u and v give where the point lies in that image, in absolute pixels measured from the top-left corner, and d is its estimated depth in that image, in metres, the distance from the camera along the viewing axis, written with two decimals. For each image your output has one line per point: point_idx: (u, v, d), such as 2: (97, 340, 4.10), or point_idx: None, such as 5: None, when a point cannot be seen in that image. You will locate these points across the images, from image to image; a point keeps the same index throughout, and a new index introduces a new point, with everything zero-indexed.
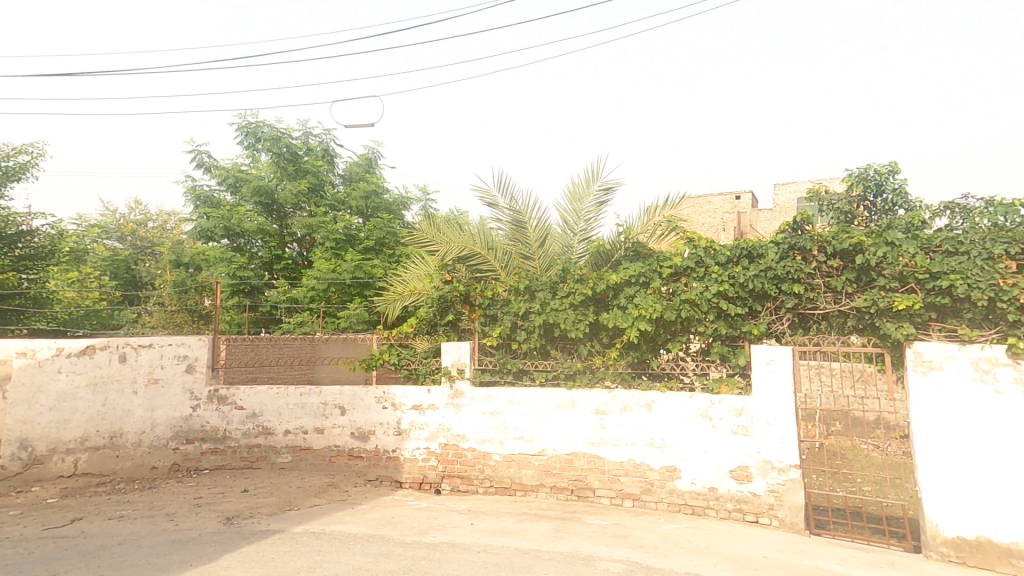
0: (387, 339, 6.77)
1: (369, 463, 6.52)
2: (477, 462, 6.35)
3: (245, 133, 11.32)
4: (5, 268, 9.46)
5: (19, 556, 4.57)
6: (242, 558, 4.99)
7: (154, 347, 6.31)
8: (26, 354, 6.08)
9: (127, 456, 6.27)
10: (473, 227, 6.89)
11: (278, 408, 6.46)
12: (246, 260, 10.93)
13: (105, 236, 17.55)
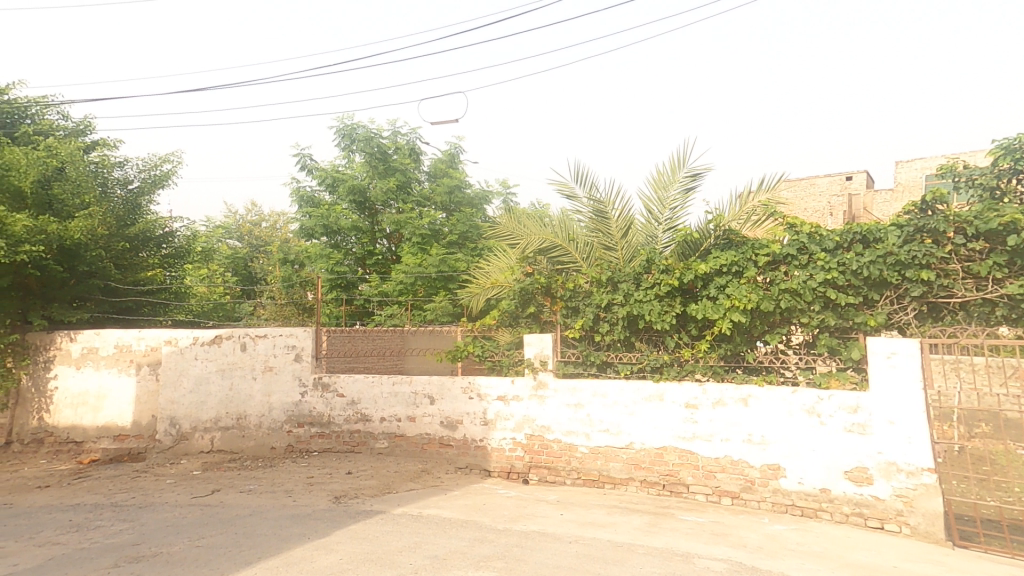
0: (472, 331, 6.94)
1: (458, 451, 6.73)
2: (563, 454, 6.37)
3: (343, 135, 12.03)
4: (154, 266, 9.12)
5: (177, 519, 5.67)
6: (352, 535, 5.49)
7: (268, 338, 6.87)
8: (172, 342, 7.03)
9: (251, 436, 6.94)
10: (555, 219, 6.90)
11: (374, 396, 6.82)
12: (342, 256, 11.56)
13: (227, 237, 19.69)
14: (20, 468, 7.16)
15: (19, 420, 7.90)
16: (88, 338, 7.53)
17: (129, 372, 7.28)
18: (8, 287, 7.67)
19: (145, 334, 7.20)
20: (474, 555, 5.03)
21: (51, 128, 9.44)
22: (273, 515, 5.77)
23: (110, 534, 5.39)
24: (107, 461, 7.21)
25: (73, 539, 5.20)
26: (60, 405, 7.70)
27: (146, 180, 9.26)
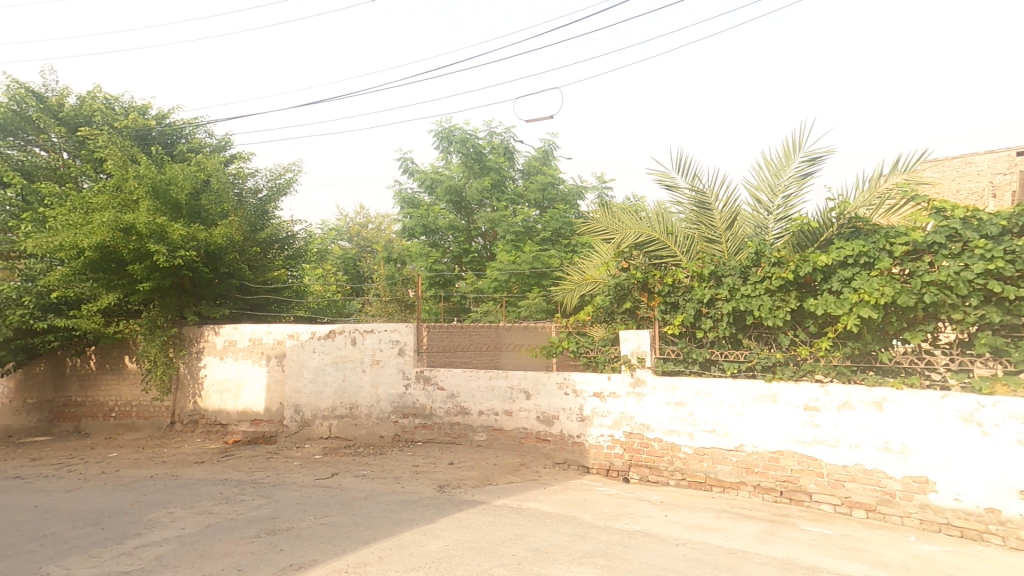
0: (565, 327, 6.94)
1: (555, 447, 6.78)
2: (665, 454, 6.17)
3: (440, 138, 12.58)
4: (279, 266, 10.09)
5: (304, 497, 6.35)
6: (457, 523, 5.78)
7: (375, 333, 7.37)
8: (295, 335, 7.85)
9: (363, 424, 7.53)
10: (651, 212, 6.69)
11: (472, 390, 7.05)
12: (440, 254, 12.13)
13: (340, 238, 21.30)
14: (182, 443, 8.37)
15: (178, 403, 9.11)
16: (229, 332, 8.59)
17: (261, 362, 8.23)
18: (168, 286, 8.76)
19: (272, 329, 8.10)
20: (576, 550, 4.92)
21: (200, 145, 10.79)
22: (385, 499, 6.28)
23: (254, 507, 6.18)
24: (246, 443, 8.13)
25: (225, 509, 6.09)
26: (207, 392, 8.79)
27: (272, 188, 10.25)
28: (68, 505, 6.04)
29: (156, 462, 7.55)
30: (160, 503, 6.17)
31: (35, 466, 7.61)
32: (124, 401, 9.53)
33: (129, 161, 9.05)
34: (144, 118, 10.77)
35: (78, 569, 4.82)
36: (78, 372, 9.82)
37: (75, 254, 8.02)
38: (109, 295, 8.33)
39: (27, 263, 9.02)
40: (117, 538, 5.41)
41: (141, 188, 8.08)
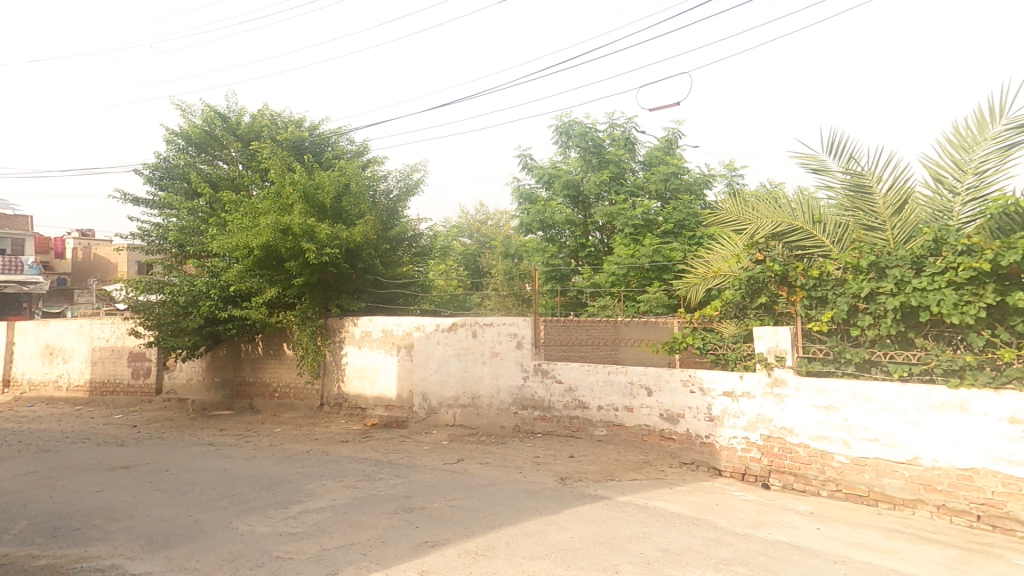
0: (690, 323, 7.41)
1: (682, 446, 7.07)
2: (814, 461, 6.09)
3: (562, 134, 13.62)
4: (406, 263, 11.22)
5: (435, 479, 7.26)
6: (580, 515, 6.07)
7: (494, 327, 8.34)
8: (422, 329, 9.03)
9: (485, 414, 8.47)
10: (795, 201, 7.06)
11: (591, 384, 7.69)
12: (557, 249, 13.24)
13: (461, 234, 22.85)
14: (331, 423, 9.84)
15: (326, 387, 10.48)
16: (365, 324, 9.81)
17: (393, 353, 9.47)
18: (316, 282, 10.19)
19: (402, 321, 9.23)
20: (713, 556, 4.81)
21: (343, 151, 12.02)
22: (508, 485, 6.87)
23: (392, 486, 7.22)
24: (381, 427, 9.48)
25: (367, 486, 7.16)
26: (348, 378, 10.19)
27: (402, 188, 11.20)
28: (250, 473, 7.63)
29: (308, 440, 9.02)
30: (314, 476, 7.44)
31: (219, 438, 9.67)
32: (283, 384, 11.17)
33: (286, 170, 10.54)
34: (301, 130, 12.26)
35: (260, 526, 6.32)
36: (250, 357, 11.73)
37: (247, 255, 9.65)
38: (271, 289, 9.86)
39: (211, 262, 10.92)
40: (286, 503, 6.76)
41: (295, 193, 9.44)
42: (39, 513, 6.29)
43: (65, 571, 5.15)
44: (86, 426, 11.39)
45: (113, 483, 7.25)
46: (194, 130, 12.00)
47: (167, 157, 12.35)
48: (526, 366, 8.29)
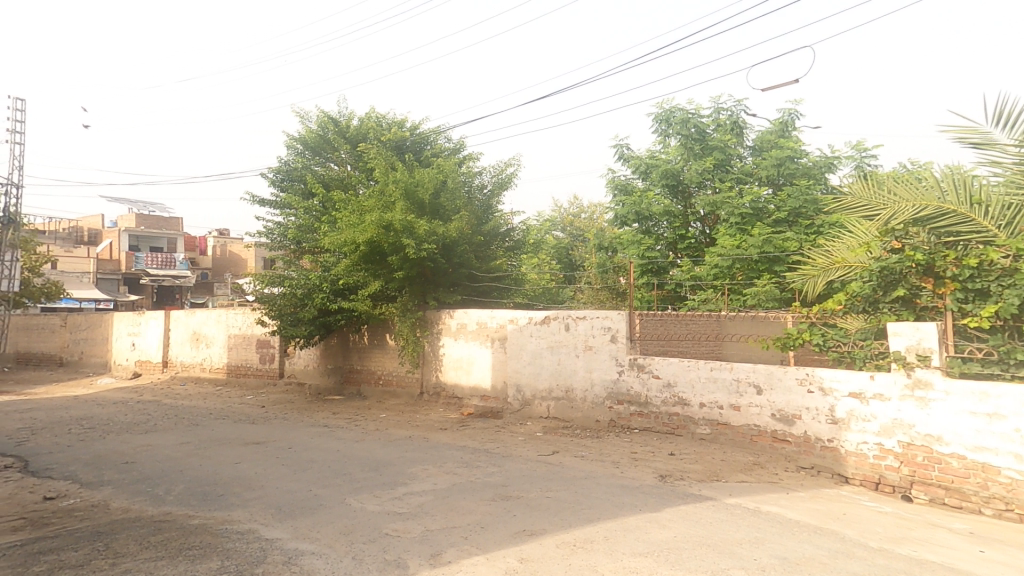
0: (809, 318, 8.12)
1: (800, 450, 7.66)
2: (970, 474, 6.21)
3: (665, 121, 15.60)
4: (500, 257, 12.76)
5: (531, 471, 7.90)
6: (683, 515, 6.01)
7: (587, 321, 9.75)
8: (516, 322, 10.56)
9: (578, 407, 9.81)
10: (947, 182, 7.40)
11: (690, 380, 8.66)
12: (654, 241, 14.89)
13: (554, 228, 23.19)
14: (430, 411, 11.31)
15: (425, 376, 12.06)
16: (460, 317, 11.39)
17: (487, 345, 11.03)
18: (417, 275, 11.61)
19: (496, 314, 10.88)
20: (840, 569, 4.51)
21: (441, 150, 13.04)
22: (604, 480, 7.25)
23: (489, 476, 7.85)
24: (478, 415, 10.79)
25: (466, 474, 7.93)
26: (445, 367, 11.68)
27: (495, 184, 12.56)
28: (358, 455, 8.79)
29: (407, 431, 10.49)
30: (417, 461, 8.60)
31: (333, 421, 11.15)
32: (387, 372, 12.79)
33: (389, 168, 11.86)
34: (403, 131, 13.47)
35: (371, 504, 7.10)
36: (358, 346, 13.38)
37: (354, 251, 11.16)
38: (376, 282, 11.40)
39: (322, 258, 12.44)
40: (393, 484, 7.55)
41: (398, 191, 10.96)
42: (192, 479, 7.72)
43: (217, 531, 6.34)
44: (226, 406, 13.56)
45: (245, 457, 8.72)
46: (310, 136, 13.55)
47: (287, 163, 14.02)
48: (621, 360, 9.42)
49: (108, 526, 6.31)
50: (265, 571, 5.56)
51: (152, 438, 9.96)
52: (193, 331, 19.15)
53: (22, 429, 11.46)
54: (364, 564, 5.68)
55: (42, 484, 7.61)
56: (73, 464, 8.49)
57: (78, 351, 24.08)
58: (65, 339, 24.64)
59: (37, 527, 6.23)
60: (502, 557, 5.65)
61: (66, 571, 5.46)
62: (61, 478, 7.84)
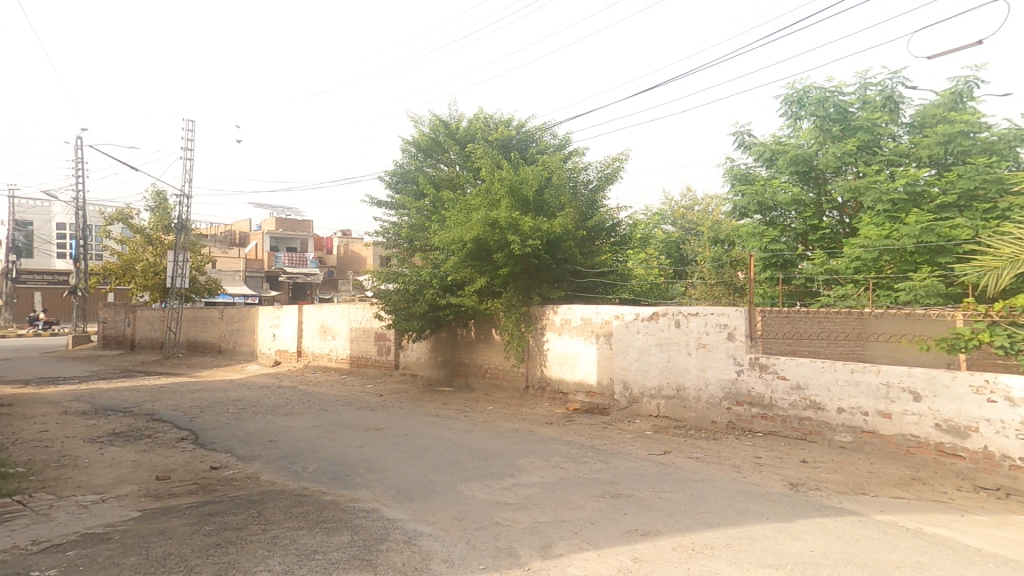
0: (987, 315, 8.46)
1: (975, 467, 7.64)
2: None
3: (798, 103, 17.89)
4: (606, 253, 14.80)
5: (642, 469, 8.02)
6: (821, 528, 5.80)
7: (701, 317, 10.75)
8: (622, 318, 12.05)
9: (691, 408, 10.86)
10: None
11: (826, 384, 9.23)
12: (786, 231, 17.41)
13: (664, 221, 25.30)
14: (536, 405, 13.23)
15: (529, 371, 14.16)
16: (564, 314, 13.35)
17: (592, 340, 12.73)
18: (522, 272, 13.61)
19: (601, 310, 12.59)
20: None
21: (546, 145, 15.41)
22: (724, 485, 7.21)
23: (596, 472, 8.03)
24: (584, 411, 12.51)
25: (573, 468, 8.21)
26: (550, 363, 13.67)
27: (600, 177, 14.47)
28: (468, 444, 9.60)
29: (512, 423, 11.45)
30: (523, 453, 8.92)
31: (443, 412, 12.70)
32: (494, 365, 15.06)
33: (495, 166, 14.36)
34: (508, 129, 15.79)
35: (480, 492, 7.52)
36: (466, 341, 15.81)
37: (462, 248, 12.99)
38: (482, 278, 13.41)
39: (433, 257, 14.77)
40: (501, 475, 8.00)
41: (503, 189, 12.73)
42: (322, 459, 8.93)
43: (346, 508, 7.11)
44: (350, 392, 16.33)
45: (369, 442, 9.94)
46: (424, 139, 16.31)
47: (402, 166, 16.88)
48: (741, 360, 10.23)
49: (259, 495, 7.44)
50: (388, 548, 6.11)
51: (290, 420, 11.92)
52: (320, 323, 21.88)
53: (193, 407, 13.99)
54: (477, 550, 6.00)
55: (210, 455, 9.42)
56: (230, 440, 10.39)
57: (232, 340, 27.56)
58: (222, 330, 28.30)
59: (208, 491, 7.61)
60: (614, 555, 5.65)
61: (231, 531, 6.51)
62: (224, 450, 9.65)
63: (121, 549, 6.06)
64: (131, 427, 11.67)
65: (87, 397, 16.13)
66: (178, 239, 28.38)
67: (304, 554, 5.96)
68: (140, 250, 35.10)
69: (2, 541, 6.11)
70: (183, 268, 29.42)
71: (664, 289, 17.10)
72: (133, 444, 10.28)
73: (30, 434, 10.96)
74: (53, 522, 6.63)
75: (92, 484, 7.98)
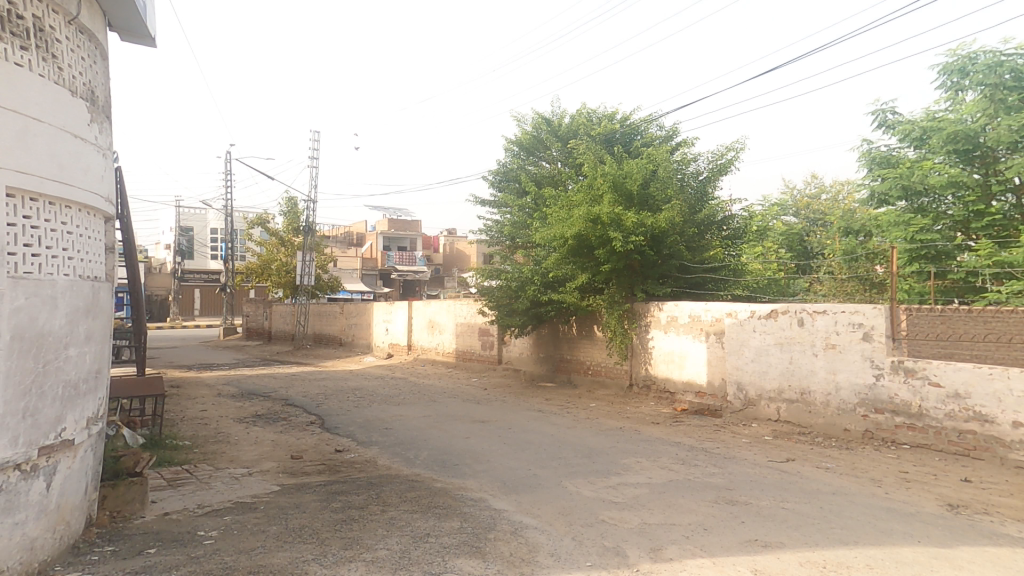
0: None
1: None
2: None
3: (958, 70, 16.36)
4: (716, 247, 15.53)
5: (761, 477, 7.67)
6: (989, 558, 5.20)
7: (829, 316, 10.56)
8: (735, 317, 12.18)
9: (818, 413, 10.69)
10: None
11: (995, 394, 8.46)
12: (942, 219, 15.92)
13: (786, 213, 24.32)
14: (641, 405, 13.87)
15: (634, 369, 14.91)
16: (670, 310, 13.86)
17: (702, 338, 13.06)
18: (624, 268, 14.51)
19: (711, 308, 12.87)
20: None
21: (652, 137, 16.57)
22: (861, 501, 6.70)
23: (710, 475, 7.92)
24: (693, 411, 12.92)
25: (682, 470, 8.12)
26: (655, 361, 14.28)
27: (713, 168, 15.14)
28: (573, 441, 9.81)
29: (616, 421, 11.74)
30: (627, 454, 8.92)
31: (546, 408, 13.44)
32: (597, 362, 16.04)
33: (597, 160, 15.11)
34: (614, 123, 17.09)
35: (585, 489, 7.55)
36: (568, 337, 16.98)
37: (563, 244, 14.17)
38: (584, 274, 14.46)
39: (535, 253, 16.08)
40: (607, 474, 8.03)
41: (605, 184, 13.61)
42: (430, 448, 9.54)
43: (456, 496, 7.44)
44: (456, 385, 17.69)
45: (475, 434, 10.50)
46: (527, 138, 17.83)
47: (506, 164, 18.44)
48: (880, 364, 9.85)
49: (377, 478, 8.06)
50: (496, 537, 6.27)
51: (411, 410, 13.05)
52: (429, 318, 24.16)
53: (319, 393, 15.60)
54: (584, 546, 5.97)
55: (334, 438, 10.43)
56: (353, 425, 11.48)
57: (352, 334, 30.10)
58: (342, 324, 31.00)
59: (334, 471, 8.39)
60: (732, 564, 5.38)
61: (355, 509, 7.07)
62: (347, 435, 10.69)
63: (265, 518, 6.82)
64: (270, 409, 13.28)
65: (235, 380, 18.73)
66: (305, 241, 31.44)
67: (419, 536, 6.30)
68: (276, 251, 39.88)
69: (176, 503, 7.28)
70: (309, 267, 32.76)
71: (787, 286, 17.73)
72: (272, 424, 11.69)
73: (194, 411, 12.94)
74: (213, 490, 7.73)
75: (241, 458, 9.19)
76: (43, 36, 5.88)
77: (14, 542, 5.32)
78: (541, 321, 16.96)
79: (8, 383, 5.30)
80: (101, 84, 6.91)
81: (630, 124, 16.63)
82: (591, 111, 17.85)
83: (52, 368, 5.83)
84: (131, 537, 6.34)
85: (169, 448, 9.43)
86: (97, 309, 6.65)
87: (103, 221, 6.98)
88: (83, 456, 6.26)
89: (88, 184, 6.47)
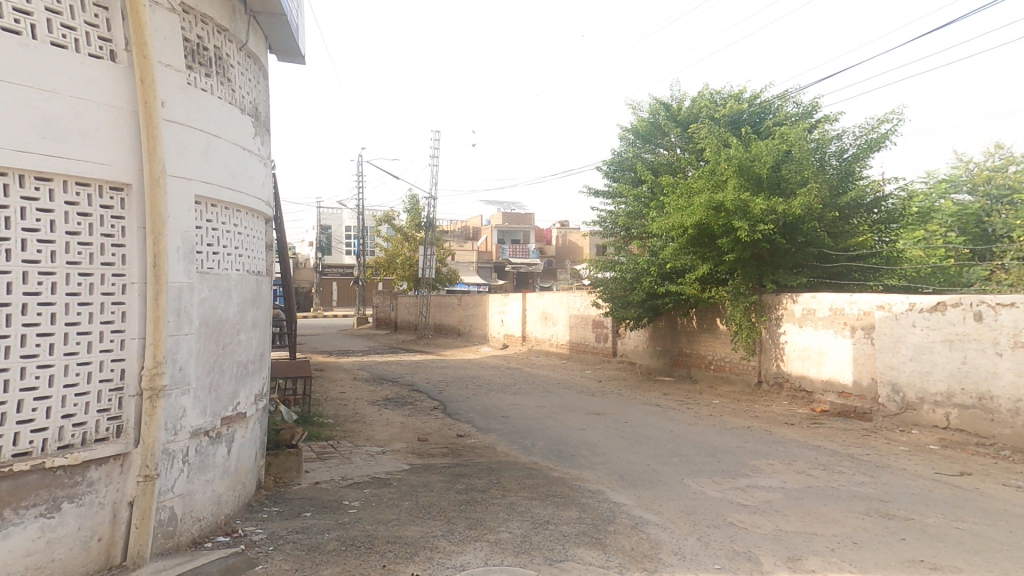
0: None
1: None
2: None
3: None
4: (864, 232, 14.48)
5: (926, 491, 6.88)
6: None
7: (1016, 309, 9.11)
8: (889, 310, 11.03)
9: (1002, 423, 9.25)
10: None
11: None
12: None
13: (957, 191, 20.40)
14: (771, 405, 13.10)
15: (763, 364, 14.32)
16: (807, 302, 13.14)
17: (846, 334, 12.14)
18: (750, 258, 13.91)
19: (858, 300, 11.94)
20: None
21: (786, 115, 15.70)
22: None
23: (859, 485, 7.25)
24: (836, 412, 12.07)
25: (823, 477, 7.50)
26: (789, 358, 13.56)
27: (861, 144, 14.11)
28: (695, 439, 9.49)
29: (745, 420, 11.23)
30: (760, 457, 8.44)
31: (663, 402, 13.20)
32: (719, 357, 15.59)
33: (722, 143, 14.50)
34: (741, 103, 16.30)
35: (710, 490, 7.26)
36: (686, 330, 16.73)
37: (682, 233, 13.76)
38: (706, 265, 13.99)
39: (650, 244, 15.98)
40: (734, 475, 7.69)
41: (731, 168, 13.05)
42: (548, 439, 9.75)
43: (573, 487, 7.52)
44: (572, 376, 18.00)
45: (591, 427, 10.55)
46: (643, 126, 17.50)
47: (619, 154, 18.29)
48: None
49: (499, 465, 8.39)
50: (616, 530, 6.21)
51: (532, 399, 13.42)
52: (542, 310, 24.67)
53: (440, 381, 16.63)
54: (711, 549, 5.70)
55: (456, 424, 11.03)
56: (472, 412, 12.04)
57: (469, 325, 31.62)
58: (459, 315, 32.79)
59: (457, 455, 8.94)
60: None
61: (483, 492, 7.40)
62: (470, 421, 11.25)
63: (399, 494, 7.37)
64: (399, 393, 14.44)
65: (367, 365, 20.72)
66: (425, 236, 33.46)
67: (539, 523, 6.43)
68: (400, 246, 42.91)
69: (324, 474, 8.15)
70: (429, 260, 34.95)
71: (959, 275, 15.36)
72: (401, 408, 12.71)
73: (335, 392, 14.56)
74: (354, 464, 8.55)
75: (375, 438, 10.05)
76: (222, 63, 6.81)
77: (206, 496, 6.28)
78: (657, 313, 16.88)
79: (198, 361, 6.22)
80: (263, 102, 7.87)
81: (761, 103, 15.81)
82: (714, 91, 17.01)
83: (228, 350, 6.74)
84: (290, 501, 7.21)
85: (316, 426, 10.61)
86: (260, 300, 7.62)
87: (264, 222, 7.94)
88: (252, 427, 7.23)
89: (253, 190, 7.42)
